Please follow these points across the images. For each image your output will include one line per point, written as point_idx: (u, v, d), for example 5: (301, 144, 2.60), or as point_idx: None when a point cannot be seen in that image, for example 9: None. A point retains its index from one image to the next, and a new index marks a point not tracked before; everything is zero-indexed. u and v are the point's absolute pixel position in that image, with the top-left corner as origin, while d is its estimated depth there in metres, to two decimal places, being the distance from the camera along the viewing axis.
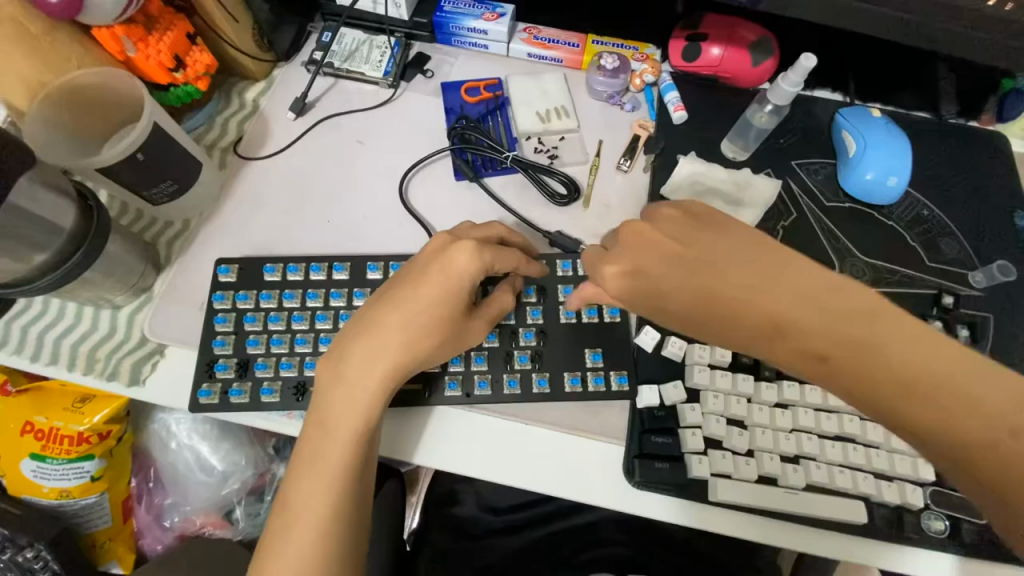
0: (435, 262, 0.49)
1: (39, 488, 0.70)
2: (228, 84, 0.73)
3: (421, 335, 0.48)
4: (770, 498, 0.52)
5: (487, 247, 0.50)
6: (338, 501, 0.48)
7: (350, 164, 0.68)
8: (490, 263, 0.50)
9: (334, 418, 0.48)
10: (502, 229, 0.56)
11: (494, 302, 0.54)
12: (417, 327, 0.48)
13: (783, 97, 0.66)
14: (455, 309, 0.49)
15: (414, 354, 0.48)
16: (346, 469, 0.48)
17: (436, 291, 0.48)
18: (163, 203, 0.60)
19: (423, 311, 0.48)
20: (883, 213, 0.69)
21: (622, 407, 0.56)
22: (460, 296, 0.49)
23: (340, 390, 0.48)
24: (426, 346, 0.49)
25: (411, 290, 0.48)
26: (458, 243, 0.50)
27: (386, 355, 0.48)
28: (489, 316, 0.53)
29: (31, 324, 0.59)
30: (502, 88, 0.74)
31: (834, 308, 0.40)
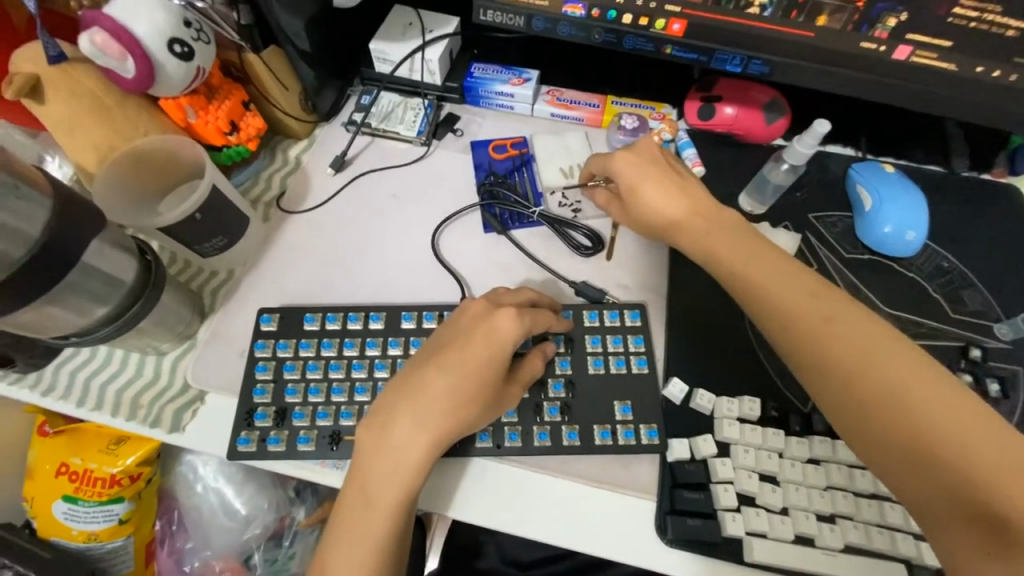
0: (477, 329, 0.52)
1: (68, 531, 0.71)
2: (274, 143, 0.79)
3: (465, 404, 0.50)
4: (808, 560, 0.51)
5: (526, 312, 0.53)
6: (378, 571, 0.49)
7: (385, 217, 0.72)
8: (529, 327, 0.53)
9: (378, 486, 0.49)
10: (533, 293, 0.58)
11: (529, 365, 0.56)
12: (461, 396, 0.50)
13: (799, 157, 0.69)
14: (496, 376, 0.51)
15: (458, 423, 0.50)
16: (385, 538, 0.49)
17: (479, 359, 0.50)
18: (212, 256, 0.64)
19: (468, 381, 0.50)
20: (903, 264, 0.70)
21: (652, 461, 0.56)
22: (502, 363, 0.51)
23: (383, 458, 0.49)
24: (470, 415, 0.50)
25: (457, 360, 0.50)
26: (499, 311, 0.52)
27: (433, 424, 0.49)
28: (524, 379, 0.55)
29: (80, 369, 0.62)
30: (527, 145, 0.78)
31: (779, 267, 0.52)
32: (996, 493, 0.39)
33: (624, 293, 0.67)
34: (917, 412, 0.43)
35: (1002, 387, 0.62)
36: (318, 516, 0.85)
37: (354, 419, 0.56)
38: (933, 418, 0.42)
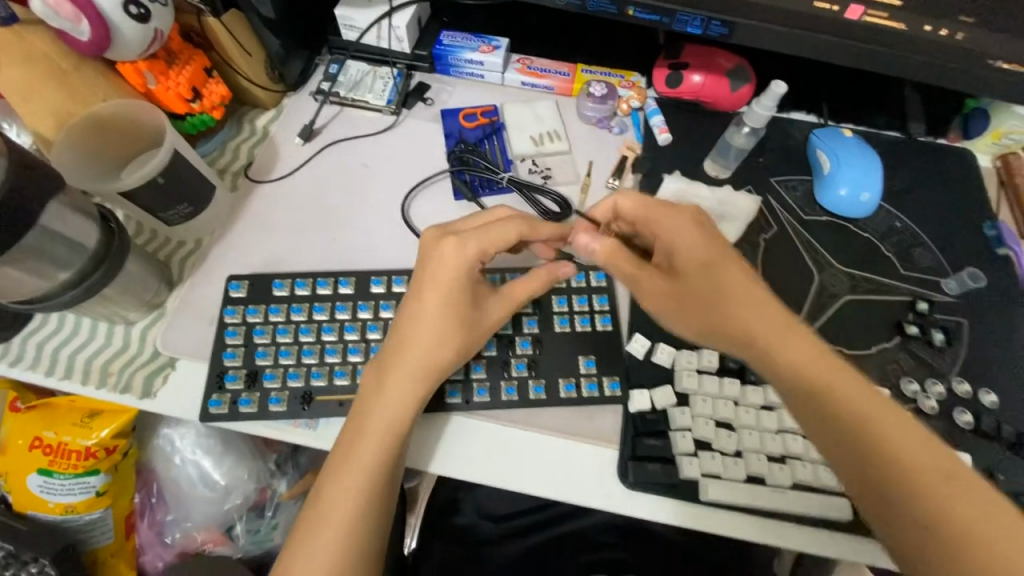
0: (431, 262, 0.54)
1: (43, 504, 0.71)
2: (240, 113, 0.77)
3: (445, 338, 0.53)
4: (758, 498, 0.54)
5: (472, 234, 0.54)
6: (366, 496, 0.50)
7: (355, 185, 0.72)
8: (480, 248, 0.54)
9: (370, 417, 0.51)
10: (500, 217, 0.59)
11: (511, 289, 0.57)
12: (440, 330, 0.53)
13: (759, 121, 0.71)
14: (463, 298, 0.53)
15: (437, 356, 0.53)
16: (379, 461, 0.50)
17: (444, 286, 0.53)
18: (178, 224, 0.64)
19: (442, 313, 0.53)
20: (858, 225, 0.73)
21: (615, 412, 0.59)
22: (462, 284, 0.53)
23: (377, 391, 0.52)
24: (450, 349, 0.53)
25: (428, 296, 0.53)
26: (445, 237, 0.54)
27: (415, 360, 0.52)
28: (508, 300, 0.56)
29: (47, 340, 0.61)
30: (498, 114, 0.78)
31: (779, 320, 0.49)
32: (948, 525, 0.40)
33: None
34: (880, 443, 0.43)
35: (946, 336, 0.66)
36: (300, 487, 0.86)
37: (325, 379, 0.57)
38: (903, 453, 0.43)
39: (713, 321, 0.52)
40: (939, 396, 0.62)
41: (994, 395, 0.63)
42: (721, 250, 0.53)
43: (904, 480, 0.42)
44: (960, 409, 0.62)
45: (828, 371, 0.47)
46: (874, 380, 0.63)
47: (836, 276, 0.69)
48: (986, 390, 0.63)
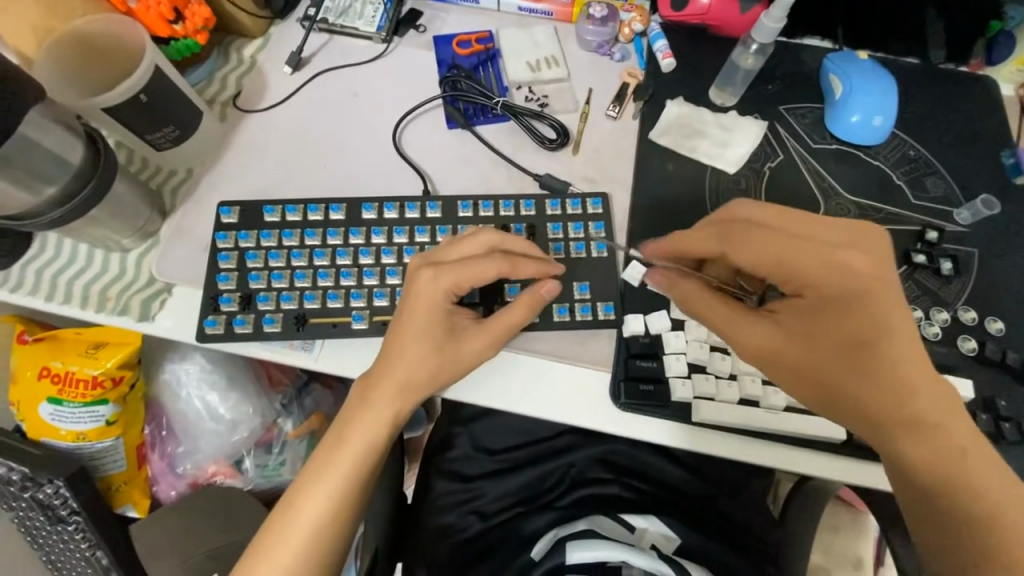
0: (407, 292, 0.51)
1: (57, 431, 0.74)
2: (227, 42, 0.74)
3: (418, 361, 0.50)
4: (749, 418, 0.54)
5: (447, 267, 0.51)
6: (334, 515, 0.50)
7: (346, 115, 0.70)
8: (452, 282, 0.50)
9: (346, 443, 0.51)
10: (494, 242, 0.53)
11: (498, 319, 0.53)
12: (415, 358, 0.50)
13: (767, 35, 0.66)
14: (439, 334, 0.51)
15: (411, 383, 0.51)
16: (347, 485, 0.50)
17: (421, 319, 0.50)
18: (167, 148, 0.63)
19: (418, 340, 0.50)
20: (870, 153, 0.69)
21: (609, 336, 0.58)
22: (437, 319, 0.51)
23: (355, 420, 0.51)
24: (423, 373, 0.51)
25: (407, 320, 0.51)
26: (421, 268, 0.51)
27: (390, 382, 0.50)
28: (489, 331, 0.52)
29: (46, 267, 0.62)
30: (493, 40, 0.75)
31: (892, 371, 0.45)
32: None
33: (590, 185, 0.66)
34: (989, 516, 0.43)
35: (954, 265, 0.64)
36: (305, 427, 0.88)
37: (318, 302, 0.57)
38: (1008, 530, 0.42)
39: (828, 372, 0.47)
40: (944, 323, 0.61)
41: (1002, 323, 0.61)
42: (860, 297, 0.45)
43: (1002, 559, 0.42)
44: (965, 336, 0.60)
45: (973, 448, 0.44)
46: None
47: (844, 206, 0.66)
48: (993, 319, 0.62)
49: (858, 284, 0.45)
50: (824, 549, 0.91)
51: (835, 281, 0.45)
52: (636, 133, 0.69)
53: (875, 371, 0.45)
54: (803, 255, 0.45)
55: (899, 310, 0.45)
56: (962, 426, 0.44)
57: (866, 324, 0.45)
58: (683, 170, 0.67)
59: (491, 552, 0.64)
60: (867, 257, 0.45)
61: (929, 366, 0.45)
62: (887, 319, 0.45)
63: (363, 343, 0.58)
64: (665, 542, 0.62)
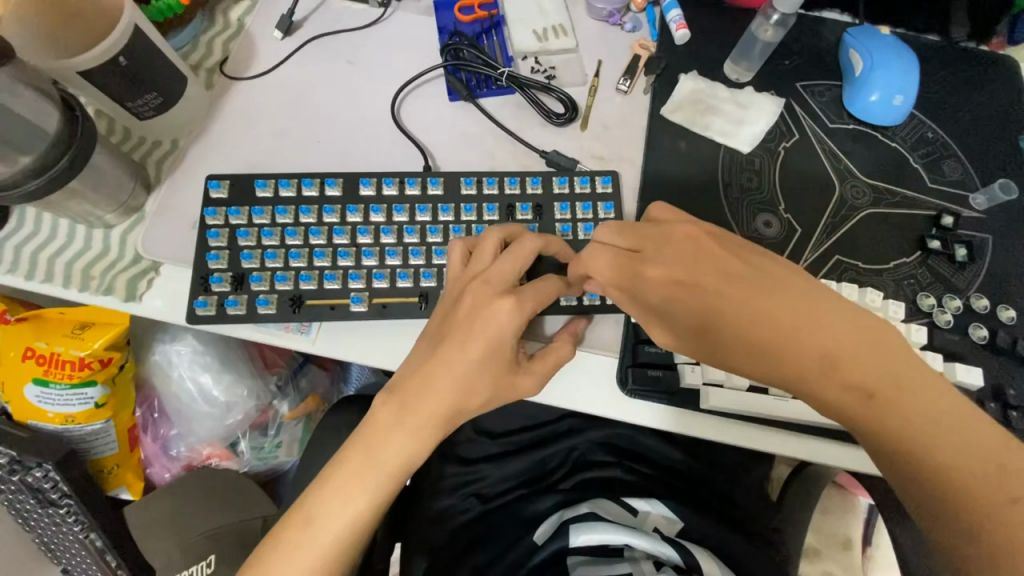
0: (479, 314, 0.47)
1: (43, 414, 0.71)
2: (212, 2, 0.69)
3: (473, 387, 0.46)
4: (759, 406, 0.53)
5: (527, 296, 0.48)
6: (359, 534, 0.47)
7: (340, 84, 0.66)
8: (529, 312, 0.48)
9: (383, 458, 0.46)
10: (536, 245, 0.51)
11: (554, 350, 0.51)
12: (465, 385, 0.46)
13: (789, 6, 0.62)
14: (500, 364, 0.47)
15: (460, 406, 0.46)
16: (370, 505, 0.46)
17: (481, 347, 0.46)
18: (149, 117, 0.59)
19: (477, 368, 0.46)
20: (887, 134, 0.67)
21: (617, 321, 0.57)
22: (504, 350, 0.47)
23: (385, 440, 0.46)
24: (475, 403, 0.46)
25: (474, 345, 0.46)
26: (500, 295, 0.47)
27: (435, 404, 0.46)
28: (541, 368, 0.50)
29: (25, 243, 0.58)
30: (498, 6, 0.71)
31: (764, 333, 0.40)
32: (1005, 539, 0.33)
33: (599, 162, 0.64)
34: (933, 452, 0.36)
35: (969, 251, 0.62)
36: (301, 409, 0.87)
37: (315, 283, 0.55)
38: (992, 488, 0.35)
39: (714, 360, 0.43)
40: (956, 311, 0.60)
41: (1013, 311, 0.60)
42: (676, 281, 0.43)
43: (959, 498, 0.35)
44: (976, 324, 0.59)
45: (887, 373, 0.37)
46: (888, 296, 0.60)
47: (859, 188, 0.64)
48: (1005, 306, 0.61)
49: (667, 292, 0.43)
50: (816, 529, 0.92)
51: (640, 286, 0.45)
52: (647, 108, 0.66)
53: (731, 362, 0.42)
54: (620, 271, 0.46)
55: (736, 290, 0.41)
56: (865, 366, 0.37)
57: (696, 315, 0.42)
58: (695, 149, 0.65)
59: (493, 533, 0.64)
60: (666, 264, 0.43)
61: (796, 322, 0.39)
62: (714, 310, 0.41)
63: (362, 325, 0.56)
64: (668, 525, 0.61)
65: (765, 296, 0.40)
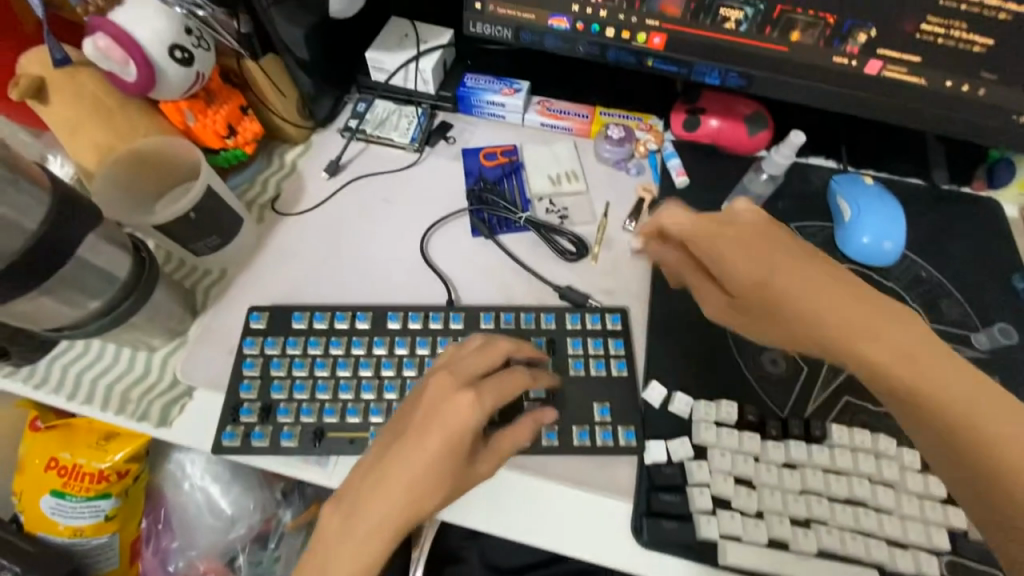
0: (438, 411, 0.47)
1: (55, 526, 0.72)
2: (270, 147, 0.80)
3: (427, 488, 0.45)
4: (781, 563, 0.51)
5: (488, 393, 0.48)
6: None
7: (375, 220, 0.74)
8: (489, 409, 0.48)
9: (334, 573, 0.45)
10: (510, 346, 0.54)
11: (511, 437, 0.51)
12: (420, 485, 0.45)
13: (777, 168, 0.72)
14: (457, 462, 0.46)
15: (412, 506, 0.45)
16: None
17: (437, 446, 0.45)
18: (206, 254, 0.66)
19: (431, 468, 0.45)
20: (882, 274, 0.71)
21: (629, 463, 0.57)
22: (462, 449, 0.46)
23: (338, 551, 0.45)
24: (429, 505, 0.45)
25: (429, 443, 0.46)
26: (460, 391, 0.48)
27: (387, 508, 0.45)
28: (498, 455, 0.50)
29: (72, 363, 0.63)
30: (517, 153, 0.80)
31: (818, 299, 0.43)
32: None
33: (608, 296, 0.68)
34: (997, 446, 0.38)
35: None
36: (302, 518, 0.84)
37: (337, 416, 0.57)
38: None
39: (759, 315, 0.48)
40: None
41: None
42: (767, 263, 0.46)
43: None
44: None
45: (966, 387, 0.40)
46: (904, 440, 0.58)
47: None
48: None
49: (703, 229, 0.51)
50: None
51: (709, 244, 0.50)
52: None
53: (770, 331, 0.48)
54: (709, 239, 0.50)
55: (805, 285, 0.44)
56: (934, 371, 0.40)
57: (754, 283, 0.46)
58: None
59: None
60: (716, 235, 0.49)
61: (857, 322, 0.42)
62: (809, 308, 0.43)
63: None
64: None
65: (835, 300, 0.43)
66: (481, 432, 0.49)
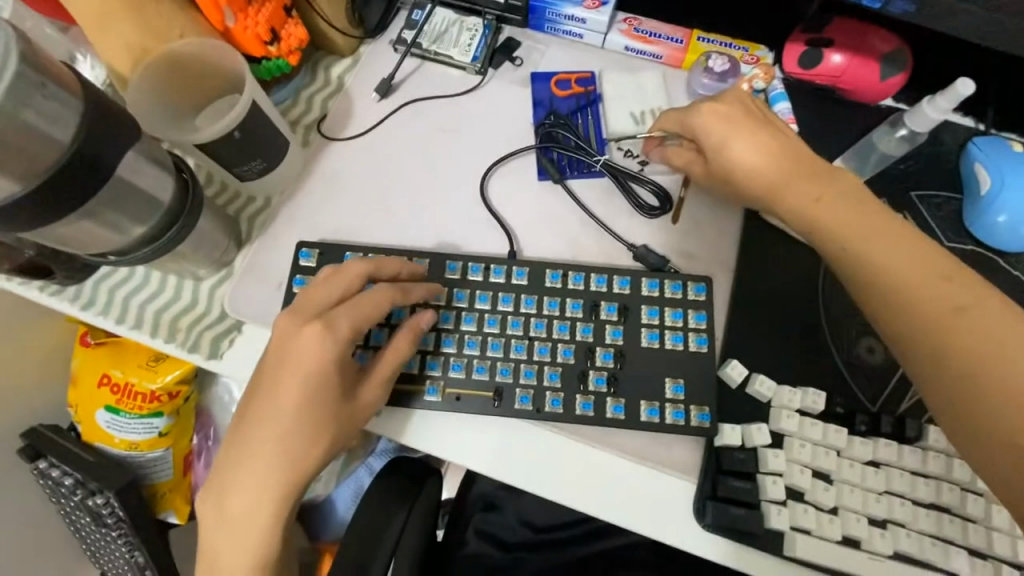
0: (288, 347, 0.48)
1: (111, 438, 0.75)
2: (315, 58, 0.70)
3: (308, 420, 0.47)
4: (851, 562, 0.49)
5: (334, 323, 0.48)
6: None
7: (432, 153, 0.66)
8: (340, 340, 0.48)
9: (238, 510, 0.47)
10: (365, 266, 0.52)
11: (383, 363, 0.51)
12: (302, 418, 0.47)
13: (923, 123, 0.60)
14: (328, 397, 0.48)
15: (294, 443, 0.47)
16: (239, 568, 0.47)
17: (297, 385, 0.47)
18: (251, 179, 0.60)
19: (301, 404, 0.47)
20: (1010, 261, 0.61)
21: (696, 443, 0.54)
22: (328, 382, 0.48)
23: (241, 490, 0.47)
24: (315, 442, 0.48)
25: (289, 379, 0.47)
26: (308, 325, 0.48)
27: (267, 444, 0.47)
28: (381, 379, 0.51)
29: (119, 287, 0.60)
30: (595, 82, 0.69)
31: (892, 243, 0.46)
32: None
33: (689, 260, 0.61)
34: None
35: None
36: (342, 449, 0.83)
37: None
38: None
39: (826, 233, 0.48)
40: None
41: None
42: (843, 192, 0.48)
43: None
44: None
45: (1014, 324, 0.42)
46: None
47: None
48: None
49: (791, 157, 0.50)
50: None
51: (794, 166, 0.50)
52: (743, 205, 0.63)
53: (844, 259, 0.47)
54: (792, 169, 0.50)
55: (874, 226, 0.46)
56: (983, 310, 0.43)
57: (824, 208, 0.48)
58: (795, 254, 0.61)
59: None
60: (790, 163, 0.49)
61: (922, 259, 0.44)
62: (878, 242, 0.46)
63: (434, 416, 0.55)
64: None
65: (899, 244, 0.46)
66: (350, 362, 0.50)
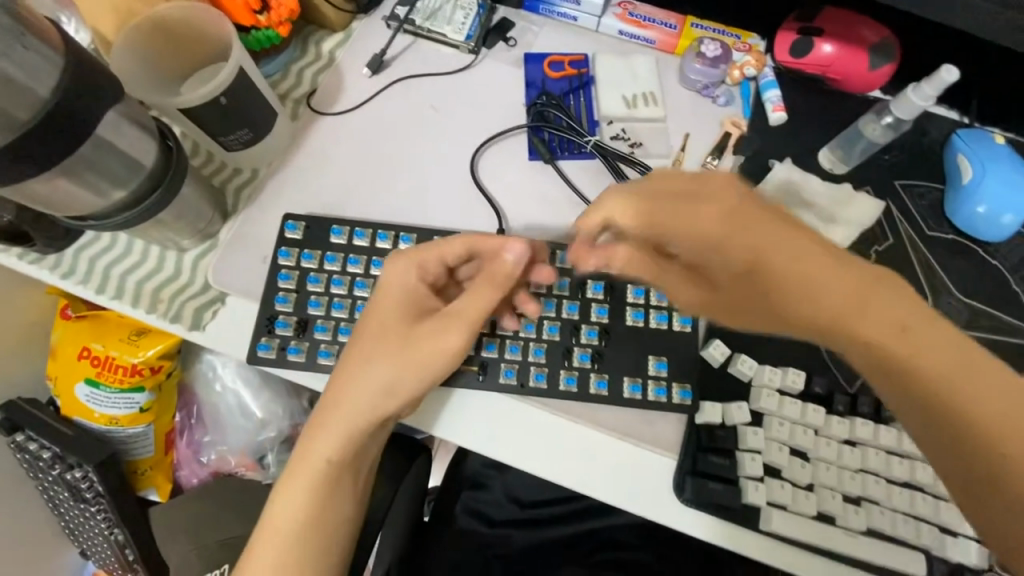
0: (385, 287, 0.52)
1: (91, 413, 0.73)
2: (306, 32, 0.69)
3: (390, 356, 0.48)
4: (825, 537, 0.50)
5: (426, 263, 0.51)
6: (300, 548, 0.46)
7: (422, 130, 0.65)
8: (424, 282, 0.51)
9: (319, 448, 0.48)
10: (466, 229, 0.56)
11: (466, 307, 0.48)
12: (385, 355, 0.48)
13: (908, 110, 0.60)
14: (412, 334, 0.49)
15: (380, 381, 0.48)
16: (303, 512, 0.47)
17: (387, 319, 0.50)
18: (236, 150, 0.60)
19: (388, 340, 0.49)
20: (989, 250, 0.63)
21: (678, 420, 0.54)
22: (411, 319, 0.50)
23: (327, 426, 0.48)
24: (400, 383, 0.48)
25: (378, 315, 0.51)
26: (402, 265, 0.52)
27: (351, 381, 0.49)
28: (462, 322, 0.48)
29: (100, 256, 0.59)
30: (588, 65, 0.69)
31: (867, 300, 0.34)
32: None
33: None
34: None
35: None
36: None
37: None
38: None
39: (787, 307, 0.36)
40: None
41: None
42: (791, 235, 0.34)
43: None
44: None
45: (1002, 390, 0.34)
46: None
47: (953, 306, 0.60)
48: None
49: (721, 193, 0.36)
50: None
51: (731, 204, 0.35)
52: None
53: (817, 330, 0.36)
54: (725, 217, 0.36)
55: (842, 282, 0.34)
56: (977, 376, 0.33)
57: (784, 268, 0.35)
58: None
59: None
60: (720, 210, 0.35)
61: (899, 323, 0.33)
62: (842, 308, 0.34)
63: None
64: None
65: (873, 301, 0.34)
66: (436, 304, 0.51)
